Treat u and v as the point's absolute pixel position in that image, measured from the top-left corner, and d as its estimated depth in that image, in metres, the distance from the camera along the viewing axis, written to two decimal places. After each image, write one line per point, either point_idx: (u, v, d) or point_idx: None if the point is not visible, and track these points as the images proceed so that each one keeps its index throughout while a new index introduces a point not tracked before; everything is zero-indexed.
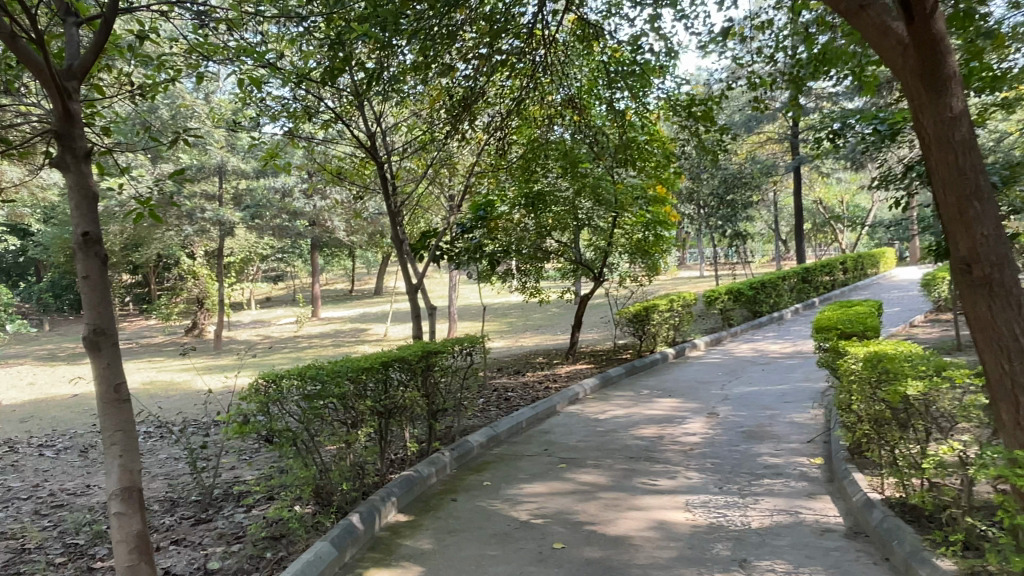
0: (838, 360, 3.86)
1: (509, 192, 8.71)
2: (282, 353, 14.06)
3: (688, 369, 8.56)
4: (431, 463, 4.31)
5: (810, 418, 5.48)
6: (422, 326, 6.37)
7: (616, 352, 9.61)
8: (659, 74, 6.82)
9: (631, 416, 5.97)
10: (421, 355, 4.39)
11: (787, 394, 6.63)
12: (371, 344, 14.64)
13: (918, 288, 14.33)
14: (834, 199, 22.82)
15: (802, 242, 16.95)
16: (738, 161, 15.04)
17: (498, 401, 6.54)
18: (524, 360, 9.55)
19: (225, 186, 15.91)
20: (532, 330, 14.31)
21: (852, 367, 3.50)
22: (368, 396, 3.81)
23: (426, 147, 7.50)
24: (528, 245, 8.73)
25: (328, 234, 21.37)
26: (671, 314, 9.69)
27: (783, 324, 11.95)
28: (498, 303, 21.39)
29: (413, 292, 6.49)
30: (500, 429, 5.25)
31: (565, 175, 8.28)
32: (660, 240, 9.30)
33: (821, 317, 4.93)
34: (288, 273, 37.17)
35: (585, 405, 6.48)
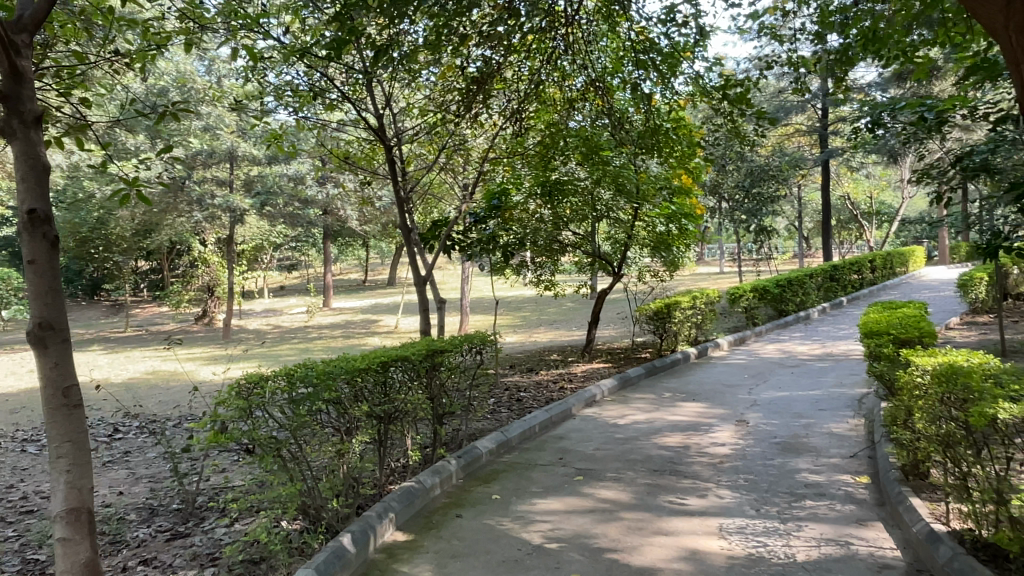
0: (897, 371, 3.40)
1: (525, 181, 8.23)
2: (291, 344, 13.77)
3: (711, 370, 8.12)
4: (435, 473, 3.91)
5: (851, 429, 5.03)
6: (431, 322, 5.96)
7: (635, 351, 9.18)
8: (689, 56, 6.37)
9: (653, 421, 5.56)
10: (426, 353, 4.00)
11: (821, 401, 6.18)
12: (382, 337, 14.29)
13: (951, 289, 13.74)
14: (862, 195, 22.14)
15: (829, 238, 16.38)
16: (765, 154, 14.52)
17: (510, 402, 6.16)
18: (538, 357, 9.15)
19: (237, 172, 15.63)
20: (547, 325, 13.93)
21: (919, 381, 3.04)
22: (365, 400, 3.42)
23: (438, 131, 7.06)
24: (545, 237, 8.30)
25: (341, 223, 21.06)
26: (693, 311, 9.24)
27: (810, 324, 11.46)
28: (512, 296, 21.00)
29: (422, 285, 6.07)
30: (511, 434, 4.85)
31: (583, 164, 7.81)
32: (685, 234, 8.81)
33: (866, 321, 4.48)
34: (302, 262, 37.06)
35: (603, 408, 6.07)
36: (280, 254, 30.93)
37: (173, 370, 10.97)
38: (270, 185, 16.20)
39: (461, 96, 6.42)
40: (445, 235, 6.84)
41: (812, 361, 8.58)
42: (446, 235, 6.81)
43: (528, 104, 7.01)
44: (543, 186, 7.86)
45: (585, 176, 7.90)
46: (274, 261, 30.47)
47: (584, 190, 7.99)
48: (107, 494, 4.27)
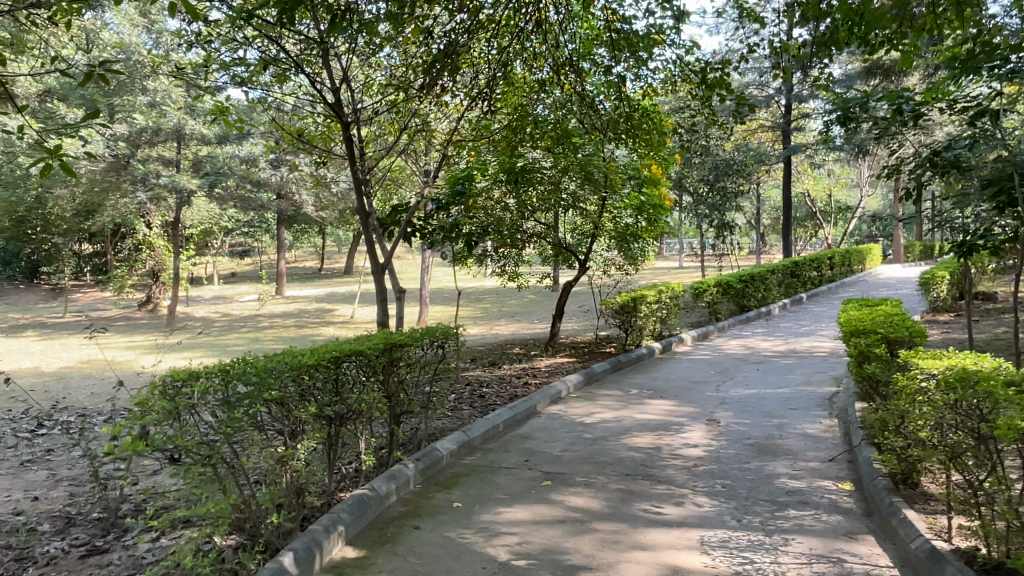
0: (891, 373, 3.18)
1: (490, 167, 7.89)
2: (239, 333, 13.21)
3: (676, 366, 7.92)
4: (391, 479, 3.57)
5: (825, 429, 4.85)
6: (388, 313, 5.57)
7: (599, 345, 8.93)
8: (664, 39, 6.10)
9: (621, 420, 5.30)
10: (383, 348, 3.65)
11: (791, 400, 6.00)
12: (336, 327, 13.79)
13: (909, 287, 13.88)
14: (821, 193, 22.35)
15: (789, 235, 16.42)
16: (729, 149, 14.45)
17: (471, 398, 5.83)
18: (500, 350, 8.84)
19: (184, 151, 14.90)
20: (507, 317, 13.63)
21: (923, 386, 2.81)
22: (314, 400, 3.07)
23: (400, 110, 6.65)
24: (509, 228, 7.94)
25: (296, 208, 20.38)
26: (659, 305, 9.04)
27: (772, 320, 11.41)
28: (472, 287, 20.64)
29: (380, 273, 5.67)
30: (473, 434, 4.53)
31: (550, 151, 7.56)
32: (652, 227, 8.57)
33: (848, 320, 4.29)
34: (255, 248, 36.07)
35: (568, 405, 5.78)
36: (231, 239, 29.95)
37: (111, 359, 10.36)
38: (220, 166, 15.49)
39: (424, 73, 6.02)
40: (406, 220, 6.46)
41: (778, 357, 8.46)
42: (408, 217, 6.43)
43: (496, 87, 6.69)
44: (509, 173, 7.57)
45: (548, 162, 7.72)
46: (225, 245, 29.52)
47: (550, 177, 7.69)
48: (20, 500, 3.83)
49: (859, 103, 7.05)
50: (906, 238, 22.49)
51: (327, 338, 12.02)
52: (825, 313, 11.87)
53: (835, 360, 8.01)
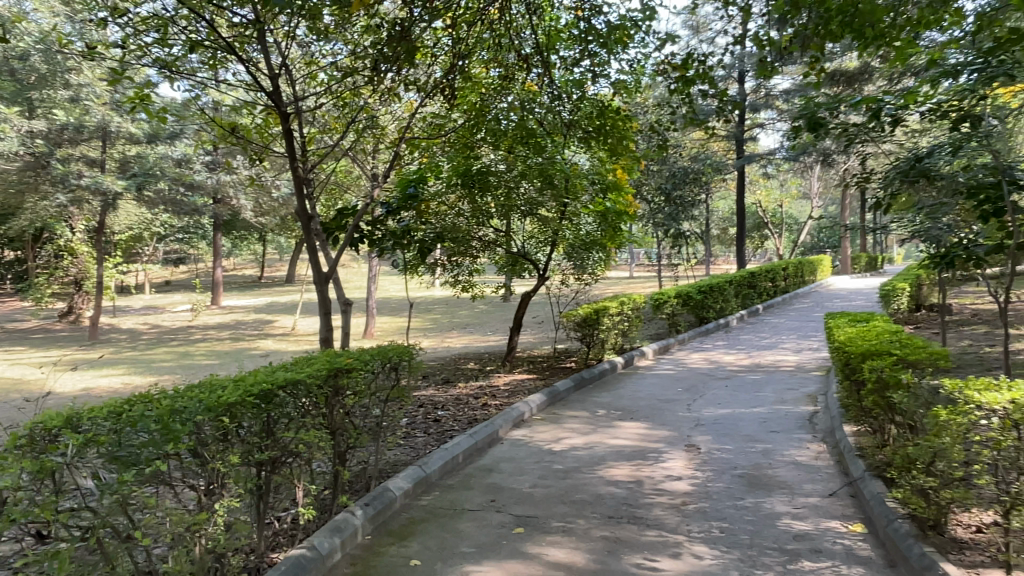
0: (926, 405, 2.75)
1: (444, 170, 7.29)
2: (167, 347, 12.24)
3: (641, 382, 7.50)
4: (334, 531, 2.98)
5: (815, 457, 4.45)
6: (332, 330, 4.94)
7: (558, 360, 8.45)
8: (633, 34, 5.70)
9: (593, 447, 4.81)
10: (327, 375, 3.06)
11: (770, 421, 5.61)
12: (276, 339, 12.99)
13: (862, 299, 13.89)
14: (771, 204, 22.53)
15: (743, 246, 16.36)
16: (685, 157, 14.26)
17: (426, 422, 5.26)
18: (452, 366, 8.25)
19: (110, 150, 13.90)
20: (458, 330, 13.09)
21: (988, 427, 2.39)
22: (238, 445, 2.46)
23: (348, 104, 6.02)
24: (463, 235, 7.33)
25: (235, 213, 19.38)
26: (621, 318, 8.63)
27: (731, 332, 11.16)
28: (420, 297, 19.98)
29: (324, 283, 5.04)
30: (431, 469, 3.97)
31: (509, 151, 7.02)
32: (614, 235, 8.16)
33: (850, 341, 3.87)
34: (191, 256, 34.54)
35: (533, 430, 5.25)
36: (164, 245, 28.46)
37: (19, 377, 9.35)
38: (149, 167, 14.38)
39: (373, 59, 5.45)
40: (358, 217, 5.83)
41: (743, 372, 8.14)
42: (360, 214, 5.80)
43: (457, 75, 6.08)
44: (465, 176, 7.01)
45: (501, 161, 7.13)
46: (157, 251, 28.03)
47: (506, 180, 7.03)
48: None
49: (829, 108, 6.80)
50: (852, 249, 22.87)
51: (265, 351, 11.20)
52: (782, 325, 11.70)
53: (803, 376, 7.73)
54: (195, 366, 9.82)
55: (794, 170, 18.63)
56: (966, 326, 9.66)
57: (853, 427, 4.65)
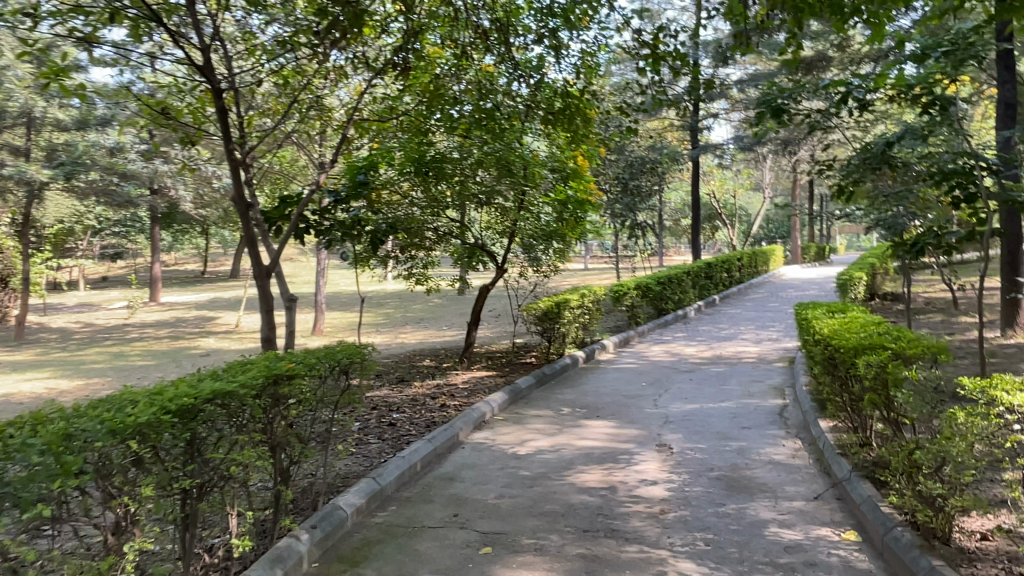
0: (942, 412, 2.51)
1: (397, 156, 6.77)
2: (100, 347, 11.48)
3: (604, 376, 7.25)
4: (275, 562, 2.60)
5: (793, 455, 4.24)
6: (273, 330, 4.53)
7: (518, 355, 8.12)
8: (593, 13, 5.45)
9: (560, 450, 4.50)
10: (265, 383, 2.67)
11: (740, 416, 5.40)
12: (218, 337, 12.34)
13: (816, 289, 13.96)
14: (724, 195, 22.64)
15: (698, 236, 16.33)
16: (642, 147, 14.08)
17: (380, 427, 4.88)
18: (407, 364, 7.85)
19: (34, 137, 13.00)
20: (412, 324, 12.67)
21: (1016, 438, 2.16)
22: (152, 473, 2.06)
23: (291, 83, 5.57)
24: (415, 228, 6.90)
25: (175, 204, 18.48)
26: (582, 310, 8.36)
27: (689, 323, 11.03)
28: (370, 292, 19.41)
29: (264, 278, 4.60)
30: (386, 481, 3.61)
31: (466, 136, 6.64)
32: (574, 224, 7.72)
33: (838, 333, 3.65)
34: (129, 250, 33.08)
35: (495, 432, 4.93)
36: (99, 239, 27.08)
37: None
38: (78, 155, 13.74)
39: (321, 29, 5.07)
40: (305, 202, 5.36)
41: (706, 365, 7.97)
42: (310, 192, 5.32)
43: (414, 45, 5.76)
44: (417, 163, 6.54)
45: (455, 147, 6.78)
46: (91, 245, 26.67)
47: (461, 168, 6.70)
48: None
49: (790, 95, 6.74)
50: (802, 239, 23.17)
51: (205, 350, 10.57)
52: (740, 315, 11.64)
53: (766, 367, 7.58)
54: (128, 368, 9.15)
55: (747, 159, 18.69)
56: (921, 314, 9.71)
57: (830, 422, 4.46)
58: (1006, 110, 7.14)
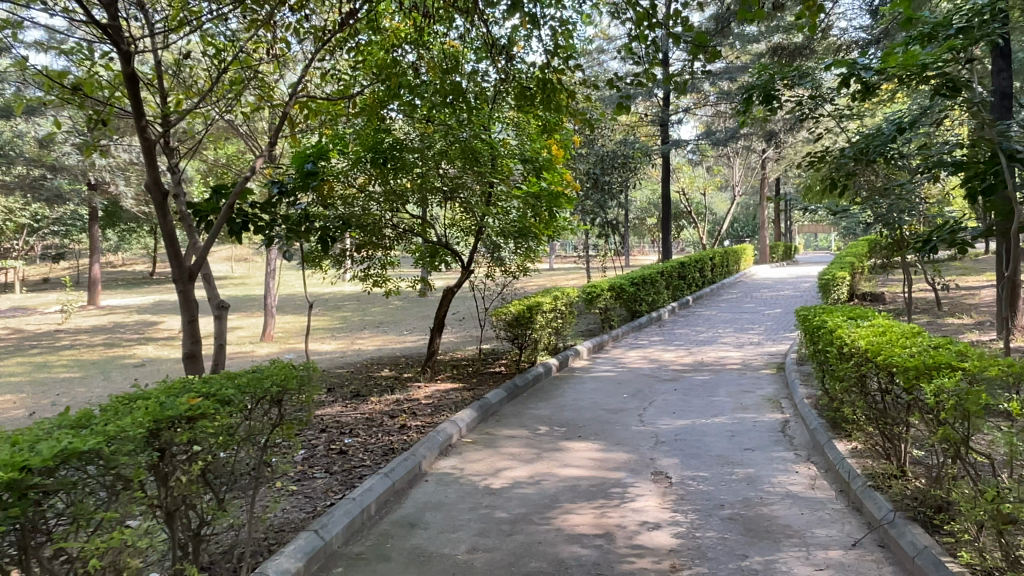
0: None
1: (352, 143, 6.16)
2: (24, 356, 10.44)
3: (581, 387, 6.63)
4: None
5: (811, 486, 3.65)
6: (198, 344, 3.80)
7: (486, 364, 7.45)
8: None
9: (541, 482, 3.84)
10: (149, 427, 1.98)
11: (739, 435, 4.81)
12: (158, 343, 11.39)
13: (791, 289, 13.58)
14: (692, 193, 22.24)
15: (669, 236, 15.82)
16: (613, 141, 13.48)
17: (329, 455, 4.15)
18: (363, 375, 7.12)
19: None
20: (371, 328, 11.88)
21: None
22: None
23: (223, 54, 4.76)
24: (372, 223, 6.22)
25: (116, 201, 17.31)
26: (555, 314, 7.71)
27: (665, 326, 10.47)
28: (326, 294, 18.48)
29: (185, 281, 3.83)
30: (331, 534, 2.91)
31: (427, 122, 5.96)
32: (549, 220, 6.97)
33: (882, 346, 3.04)
34: (70, 250, 31.43)
35: (464, 459, 4.24)
36: (36, 238, 25.49)
37: None
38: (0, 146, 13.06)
39: None
40: (237, 189, 4.52)
41: (689, 372, 7.39)
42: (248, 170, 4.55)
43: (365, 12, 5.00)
44: (374, 151, 5.88)
45: (415, 134, 6.10)
46: (28, 245, 25.15)
47: (424, 159, 5.89)
48: None
49: (781, 79, 6.18)
50: (770, 238, 22.91)
51: (140, 360, 9.62)
52: (716, 317, 11.13)
53: (754, 374, 7.05)
54: (49, 381, 8.20)
55: (718, 156, 18.29)
56: (905, 316, 9.32)
57: (853, 446, 3.87)
58: (1004, 100, 6.67)
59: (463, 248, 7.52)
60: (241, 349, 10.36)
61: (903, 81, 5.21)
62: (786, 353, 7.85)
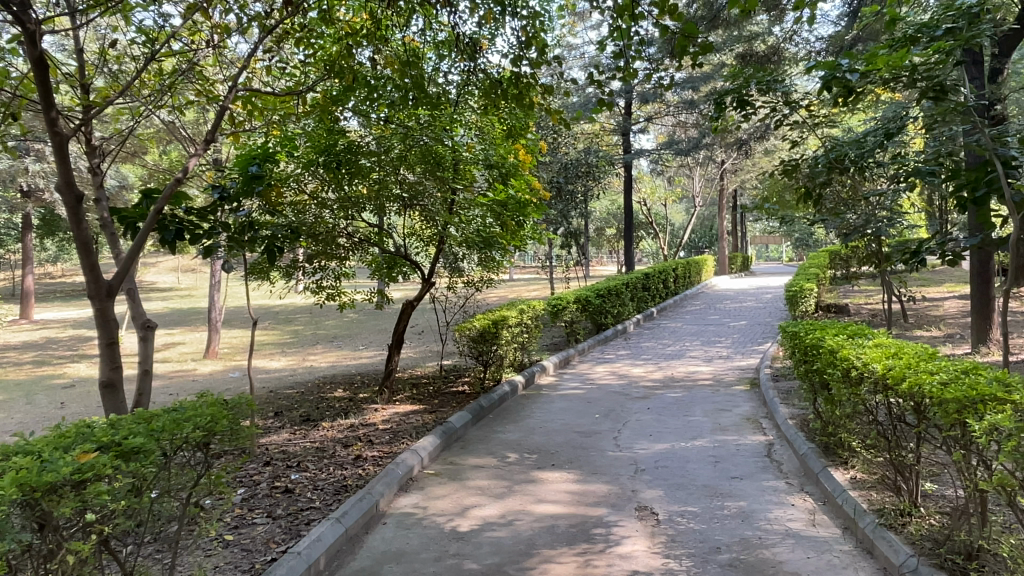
0: None
1: (303, 145, 5.68)
2: None
3: (549, 407, 6.23)
4: None
5: (812, 523, 3.31)
6: (117, 373, 3.28)
7: (447, 383, 6.99)
8: None
9: (514, 522, 3.42)
10: (16, 500, 1.56)
11: (723, 460, 4.45)
12: (92, 361, 10.62)
13: (755, 301, 13.42)
14: (652, 203, 22.12)
15: (631, 246, 15.58)
16: (577, 149, 13.18)
17: (273, 494, 3.66)
18: (314, 396, 6.58)
19: None
20: (324, 343, 11.30)
21: None
22: None
23: (153, 41, 4.22)
24: (325, 232, 5.75)
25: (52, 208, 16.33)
26: (520, 328, 7.30)
27: (630, 340, 10.16)
28: (278, 307, 17.74)
29: (103, 300, 3.30)
30: None
31: (384, 124, 5.52)
32: (514, 229, 6.57)
33: (903, 368, 2.72)
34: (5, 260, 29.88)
35: (426, 496, 3.79)
36: None
37: None
38: None
39: None
40: (167, 193, 3.97)
41: (661, 389, 7.04)
42: (181, 171, 4.02)
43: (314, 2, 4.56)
44: (326, 154, 5.44)
45: (371, 137, 5.64)
46: None
47: (380, 165, 5.47)
48: None
49: (757, 83, 5.91)
50: (728, 249, 22.94)
51: (70, 380, 8.88)
52: (682, 330, 10.86)
53: (728, 391, 6.74)
54: None
55: (679, 166, 18.18)
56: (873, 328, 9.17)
57: (855, 477, 3.54)
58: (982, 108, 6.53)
59: (423, 259, 7.07)
60: (181, 367, 9.68)
61: (887, 84, 4.97)
62: (759, 368, 7.57)
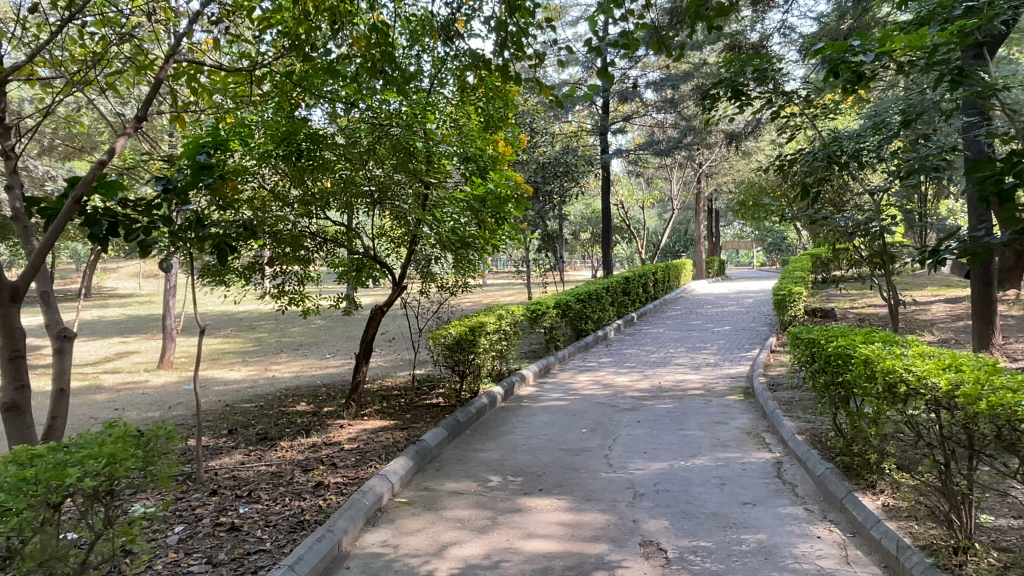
0: None
1: (261, 135, 5.13)
2: None
3: (532, 420, 5.73)
4: None
5: (846, 561, 2.85)
6: (20, 392, 2.73)
7: (420, 395, 6.46)
8: None
9: (500, 564, 2.92)
10: None
11: (731, 482, 4.00)
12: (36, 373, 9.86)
13: (736, 306, 13.07)
14: (628, 206, 21.77)
15: (609, 250, 15.17)
16: (554, 148, 12.73)
17: (217, 533, 3.11)
18: (274, 410, 6.00)
19: None
20: (289, 351, 10.67)
21: None
22: None
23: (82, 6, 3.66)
24: (286, 232, 5.19)
25: None
26: (499, 335, 6.80)
27: (612, 346, 9.71)
28: (243, 313, 16.98)
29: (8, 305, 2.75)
30: None
31: (351, 112, 5.00)
32: (493, 229, 6.09)
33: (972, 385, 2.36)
34: None
35: (398, 530, 3.28)
36: None
37: None
38: None
39: None
40: (89, 179, 3.28)
41: (650, 400, 6.59)
42: (107, 153, 3.35)
43: None
44: (286, 144, 4.90)
45: (338, 128, 5.11)
46: None
47: (346, 157, 4.95)
48: None
49: (756, 70, 5.50)
50: (705, 253, 22.65)
51: None
52: (664, 336, 10.45)
53: (721, 402, 6.30)
54: None
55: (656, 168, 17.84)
56: None
57: (891, 505, 3.10)
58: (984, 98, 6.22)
59: (394, 261, 6.54)
60: (133, 378, 9.00)
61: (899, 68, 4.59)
62: (750, 376, 7.16)
